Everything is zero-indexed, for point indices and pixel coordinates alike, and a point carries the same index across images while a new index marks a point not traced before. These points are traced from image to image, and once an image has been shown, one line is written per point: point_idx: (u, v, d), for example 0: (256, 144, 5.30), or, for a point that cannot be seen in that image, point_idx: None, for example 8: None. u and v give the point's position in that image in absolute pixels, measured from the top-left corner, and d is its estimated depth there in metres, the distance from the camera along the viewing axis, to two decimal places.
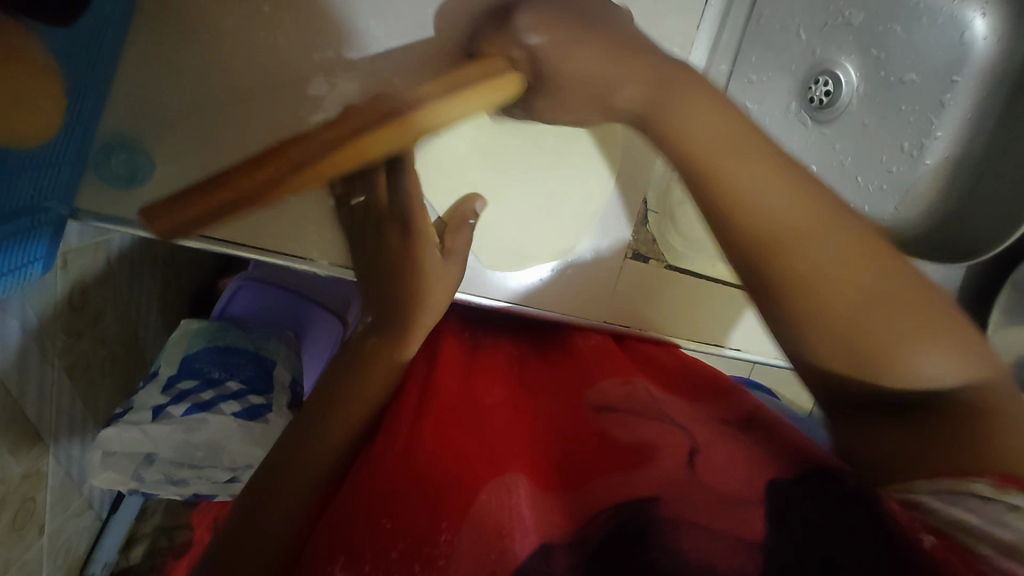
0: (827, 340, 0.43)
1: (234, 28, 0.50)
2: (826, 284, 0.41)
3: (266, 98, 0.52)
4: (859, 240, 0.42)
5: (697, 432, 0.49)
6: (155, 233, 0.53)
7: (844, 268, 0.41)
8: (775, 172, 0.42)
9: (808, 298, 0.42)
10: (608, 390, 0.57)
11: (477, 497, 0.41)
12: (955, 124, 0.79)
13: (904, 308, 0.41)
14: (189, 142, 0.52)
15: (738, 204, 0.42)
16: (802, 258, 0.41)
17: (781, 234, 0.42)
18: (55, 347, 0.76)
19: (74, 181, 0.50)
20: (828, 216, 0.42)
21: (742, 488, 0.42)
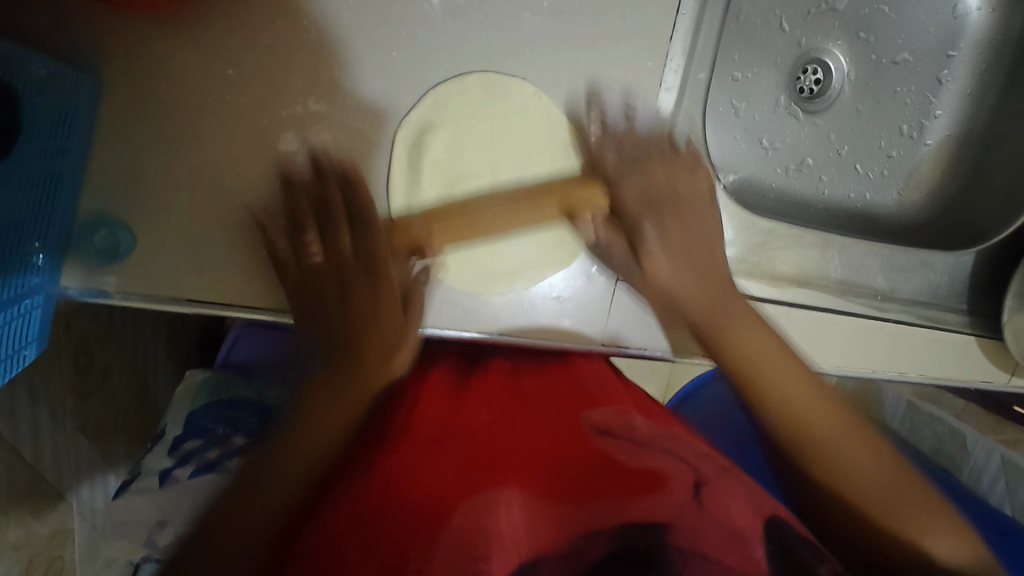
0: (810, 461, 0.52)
1: (200, 90, 0.50)
2: (796, 419, 0.52)
3: (239, 158, 0.51)
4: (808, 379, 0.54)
5: (697, 466, 0.51)
6: (148, 304, 0.53)
7: (819, 420, 0.52)
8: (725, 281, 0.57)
9: (803, 431, 0.52)
10: (609, 412, 0.60)
11: (454, 521, 0.41)
12: (955, 101, 0.76)
13: (848, 436, 0.52)
14: (163, 209, 0.51)
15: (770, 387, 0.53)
16: (795, 403, 0.53)
17: (815, 414, 0.53)
18: (67, 409, 0.77)
19: (58, 263, 0.50)
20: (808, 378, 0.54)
21: (745, 524, 0.44)
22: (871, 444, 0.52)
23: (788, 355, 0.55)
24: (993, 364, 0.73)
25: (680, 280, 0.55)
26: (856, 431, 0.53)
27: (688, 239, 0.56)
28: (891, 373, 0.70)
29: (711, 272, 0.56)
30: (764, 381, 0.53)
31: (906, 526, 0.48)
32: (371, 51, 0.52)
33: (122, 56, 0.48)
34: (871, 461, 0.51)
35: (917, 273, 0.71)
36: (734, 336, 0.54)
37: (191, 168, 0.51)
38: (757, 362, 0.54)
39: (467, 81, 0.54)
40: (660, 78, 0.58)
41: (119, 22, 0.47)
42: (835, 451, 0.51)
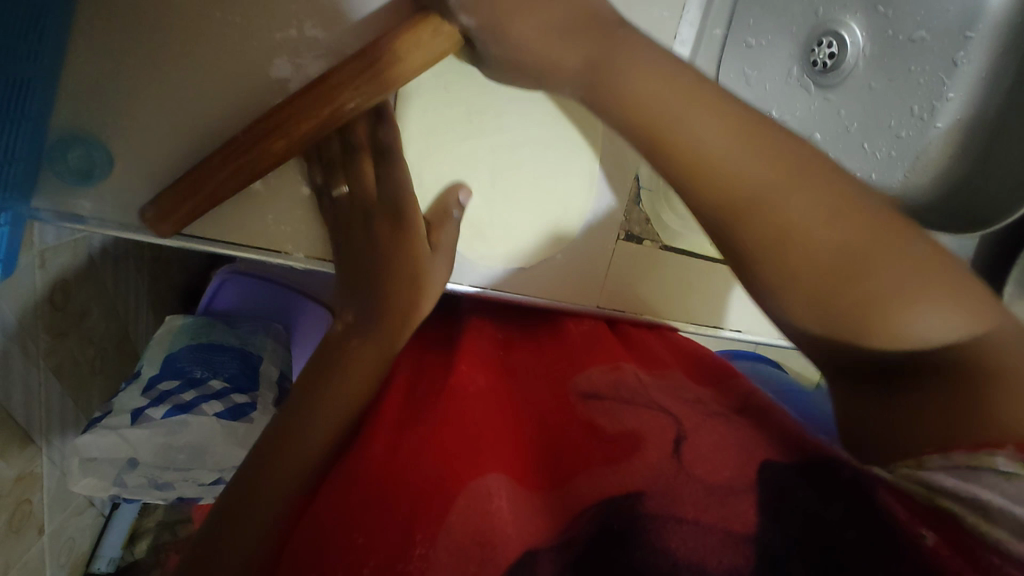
0: (759, 222, 0.39)
1: (191, 7, 0.47)
2: (717, 173, 0.40)
3: (228, 80, 0.49)
4: (843, 187, 0.39)
5: (679, 415, 0.44)
6: (124, 233, 0.51)
7: (815, 222, 0.38)
8: (717, 113, 0.40)
9: (702, 182, 0.40)
10: (596, 376, 0.54)
11: (457, 505, 0.36)
12: (969, 83, 0.75)
13: (883, 254, 0.37)
14: (143, 133, 0.48)
15: (722, 177, 0.39)
16: (782, 210, 0.38)
17: (769, 182, 0.39)
18: (40, 347, 0.75)
19: (28, 180, 0.47)
20: (804, 172, 0.39)
21: (733, 474, 0.37)
22: (912, 255, 0.37)
23: (745, 121, 0.40)
24: None
25: (698, 126, 0.40)
26: (877, 225, 0.38)
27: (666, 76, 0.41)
28: None
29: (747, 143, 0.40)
30: (790, 225, 0.38)
31: (881, 318, 0.37)
32: None
33: None
34: (849, 224, 0.38)
35: None
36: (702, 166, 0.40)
37: (182, 88, 0.48)
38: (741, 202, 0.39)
39: None
40: (674, 29, 0.55)
41: None
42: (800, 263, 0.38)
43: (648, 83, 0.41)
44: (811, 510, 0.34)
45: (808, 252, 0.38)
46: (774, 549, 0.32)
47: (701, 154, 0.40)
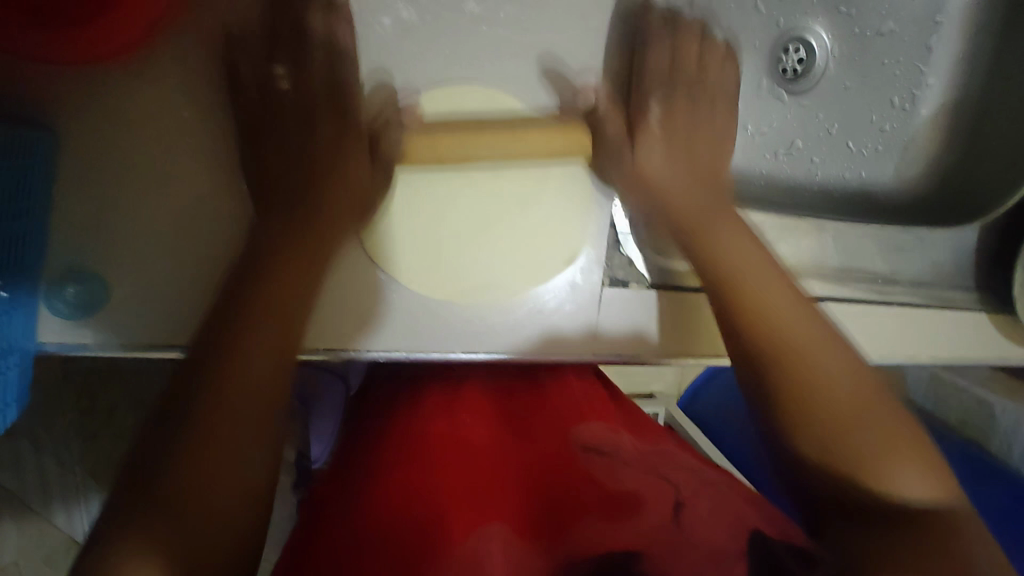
0: (801, 372, 0.51)
1: (157, 137, 0.49)
2: (803, 367, 0.51)
3: (200, 199, 0.51)
4: (806, 312, 0.55)
5: (679, 482, 0.51)
6: (127, 352, 0.52)
7: (836, 387, 0.50)
8: (736, 239, 0.58)
9: (791, 371, 0.51)
10: (597, 431, 0.61)
11: (445, 540, 0.43)
12: (946, 67, 0.73)
13: (915, 453, 0.47)
14: (127, 260, 0.51)
15: (804, 368, 0.51)
16: (807, 372, 0.51)
17: (797, 338, 0.52)
18: (72, 454, 0.78)
19: (30, 320, 0.50)
20: (782, 292, 0.55)
21: (727, 542, 0.44)
22: (894, 428, 0.48)
23: (761, 261, 0.57)
24: (1008, 340, 0.69)
25: (710, 241, 0.57)
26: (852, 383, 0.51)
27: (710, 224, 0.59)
28: (905, 358, 0.67)
29: (700, 322, 0.62)
30: (815, 376, 0.50)
31: (873, 464, 0.46)
32: None
33: (75, 105, 0.48)
34: (817, 342, 0.52)
35: (915, 253, 0.67)
36: (754, 296, 0.55)
37: (158, 212, 0.50)
38: (813, 388, 0.50)
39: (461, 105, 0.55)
40: None
41: (73, 69, 0.47)
42: (861, 443, 0.47)
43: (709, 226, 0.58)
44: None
45: (824, 385, 0.50)
46: None
47: (716, 259, 0.56)
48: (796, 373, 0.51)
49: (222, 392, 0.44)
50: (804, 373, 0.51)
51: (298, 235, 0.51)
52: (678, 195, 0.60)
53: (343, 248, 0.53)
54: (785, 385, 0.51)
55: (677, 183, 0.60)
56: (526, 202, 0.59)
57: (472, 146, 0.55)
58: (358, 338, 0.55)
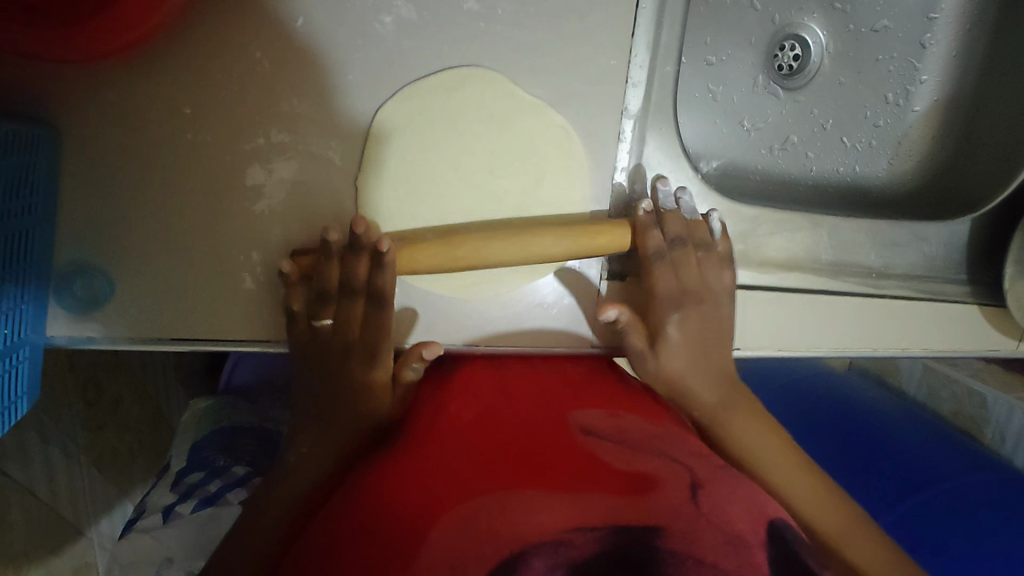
0: (749, 442, 0.57)
1: (159, 133, 0.50)
2: (731, 434, 0.58)
3: (204, 194, 0.52)
4: (742, 389, 0.61)
5: (693, 462, 0.53)
6: (134, 345, 0.54)
7: (764, 449, 0.57)
8: (715, 380, 0.60)
9: (728, 441, 0.58)
10: (600, 415, 0.58)
11: (443, 527, 0.43)
12: (941, 63, 0.74)
13: (835, 517, 0.54)
14: (133, 255, 0.52)
15: (733, 425, 0.58)
16: (739, 438, 0.58)
17: (753, 448, 0.57)
18: (78, 446, 0.80)
19: (40, 314, 0.51)
20: (723, 379, 0.60)
21: (746, 527, 0.46)
22: (812, 482, 0.56)
23: (715, 363, 0.60)
24: (998, 333, 0.71)
25: (690, 376, 0.59)
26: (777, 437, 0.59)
27: (703, 332, 0.59)
28: (894, 350, 0.69)
29: (713, 368, 0.60)
30: (746, 442, 0.57)
31: (797, 507, 0.54)
32: (324, 75, 0.51)
33: (77, 104, 0.48)
34: (747, 417, 0.59)
35: (911, 248, 0.67)
36: (692, 383, 0.59)
37: (163, 209, 0.51)
38: (749, 446, 0.57)
39: (455, 95, 0.53)
40: (624, 74, 0.56)
41: (73, 67, 0.47)
42: (791, 492, 0.55)
43: (687, 329, 0.59)
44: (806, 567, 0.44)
45: (737, 443, 0.57)
46: None
47: (674, 382, 0.59)
48: (734, 430, 0.58)
49: (291, 469, 0.52)
50: (732, 436, 0.58)
51: (339, 347, 0.54)
52: (683, 372, 0.59)
53: (341, 305, 0.54)
54: (722, 436, 0.58)
55: (693, 367, 0.59)
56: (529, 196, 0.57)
57: (473, 144, 0.55)
58: None
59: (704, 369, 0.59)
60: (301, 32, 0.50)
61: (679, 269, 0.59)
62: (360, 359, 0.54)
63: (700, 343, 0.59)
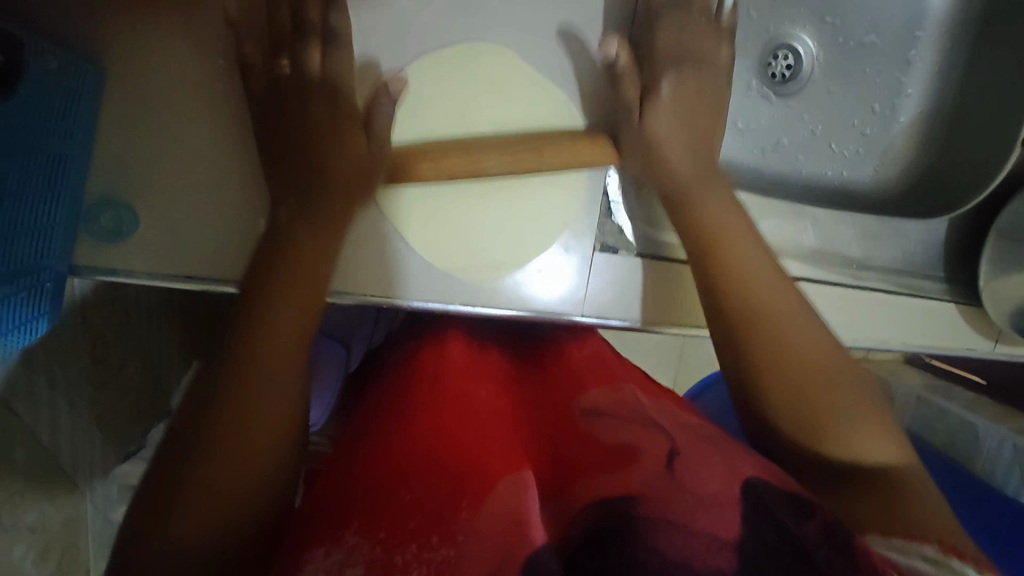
0: (770, 356, 0.51)
1: (196, 82, 0.54)
2: (741, 291, 0.54)
3: (231, 142, 0.56)
4: (773, 276, 0.55)
5: (677, 439, 0.52)
6: (152, 280, 0.57)
7: (770, 302, 0.53)
8: (720, 207, 0.58)
9: (732, 296, 0.54)
10: (598, 396, 0.62)
11: (488, 490, 0.42)
12: (924, 79, 0.79)
13: (844, 388, 0.50)
14: (161, 194, 0.56)
15: (719, 228, 0.57)
16: (749, 283, 0.54)
17: (734, 240, 0.56)
18: (83, 397, 0.82)
19: (70, 241, 0.55)
20: (730, 217, 0.58)
21: (719, 489, 0.44)
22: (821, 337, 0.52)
23: (726, 200, 0.59)
24: (975, 332, 0.74)
25: (674, 160, 0.60)
26: (788, 293, 0.55)
27: (688, 120, 0.60)
28: (874, 342, 0.71)
29: (717, 210, 0.58)
30: (779, 328, 0.52)
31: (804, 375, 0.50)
32: (351, 42, 0.56)
33: (121, 48, 0.53)
34: (750, 240, 0.57)
35: (891, 241, 0.71)
36: (704, 215, 0.58)
37: (192, 152, 0.56)
38: (760, 296, 0.53)
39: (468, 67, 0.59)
40: (625, 60, 0.61)
41: (124, 13, 0.52)
42: (792, 328, 0.52)
43: (681, 162, 0.60)
44: (784, 524, 0.41)
45: (721, 228, 0.57)
46: (745, 547, 0.39)
47: (669, 171, 0.60)
48: (726, 275, 0.55)
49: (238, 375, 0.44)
50: (730, 248, 0.56)
51: (321, 171, 0.54)
52: (671, 140, 0.60)
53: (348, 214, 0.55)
54: (711, 263, 0.56)
55: (679, 141, 0.60)
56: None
57: (479, 110, 0.60)
58: (372, 282, 0.61)
59: (695, 145, 0.61)
60: None
61: (680, 110, 0.60)
62: (343, 170, 0.54)
63: (691, 117, 0.61)
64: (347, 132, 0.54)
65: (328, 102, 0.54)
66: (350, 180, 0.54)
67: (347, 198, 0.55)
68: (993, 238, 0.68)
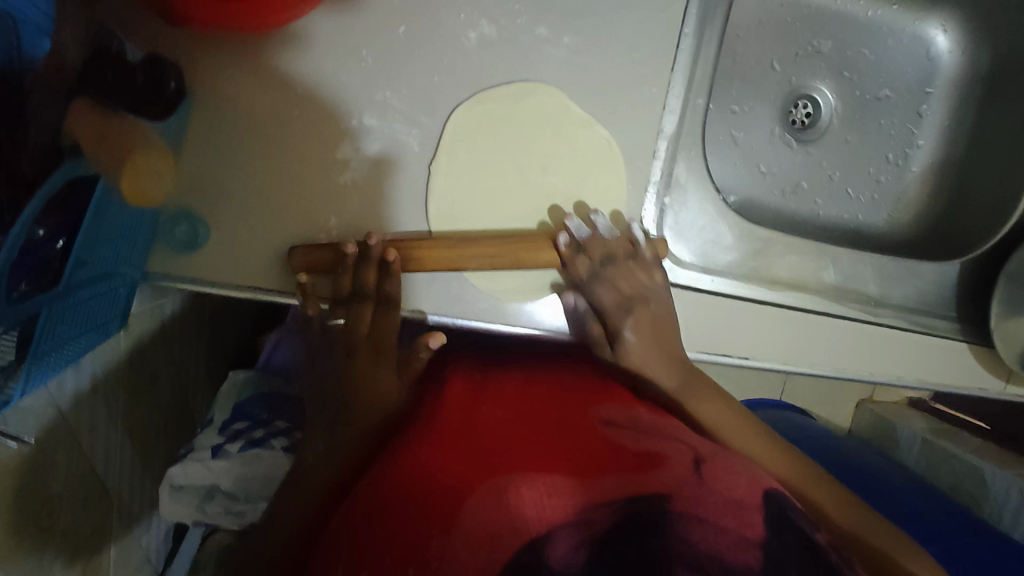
0: (734, 443, 0.66)
1: (272, 107, 0.59)
2: (705, 430, 0.66)
3: (297, 163, 0.60)
4: (717, 394, 0.68)
5: (698, 445, 0.59)
6: (218, 289, 0.61)
7: (721, 430, 0.66)
8: (687, 389, 0.67)
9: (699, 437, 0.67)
10: (615, 411, 0.65)
11: (478, 502, 0.50)
12: (935, 131, 0.84)
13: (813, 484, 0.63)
14: (234, 208, 0.60)
15: (688, 404, 0.67)
16: (698, 415, 0.67)
17: (708, 419, 0.66)
18: (119, 403, 0.84)
19: (146, 249, 0.58)
20: (693, 376, 0.67)
21: (744, 492, 0.51)
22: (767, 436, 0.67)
23: (692, 376, 0.67)
24: (986, 371, 0.77)
25: (650, 368, 0.65)
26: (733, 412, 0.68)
27: (655, 326, 0.64)
28: (889, 376, 0.75)
29: (670, 354, 0.65)
30: (718, 435, 0.66)
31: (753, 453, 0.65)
32: (415, 76, 0.61)
33: (206, 75, 0.58)
34: (702, 399, 0.67)
35: (906, 281, 0.75)
36: (688, 404, 0.67)
37: (263, 170, 0.60)
38: (716, 434, 0.66)
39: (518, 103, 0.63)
40: (663, 101, 0.66)
41: (214, 43, 0.57)
42: (741, 443, 0.65)
43: (641, 324, 0.64)
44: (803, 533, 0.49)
45: (696, 422, 0.66)
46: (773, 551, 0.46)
47: (640, 367, 0.65)
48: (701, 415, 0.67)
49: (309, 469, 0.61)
50: (699, 417, 0.67)
51: (347, 347, 0.61)
52: (655, 369, 0.65)
53: (383, 369, 0.61)
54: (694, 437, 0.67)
55: (658, 367, 0.65)
56: (568, 194, 0.66)
57: (529, 144, 0.65)
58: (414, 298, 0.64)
59: (670, 347, 0.65)
60: (400, 38, 0.60)
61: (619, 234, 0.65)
62: (371, 351, 0.61)
63: (622, 285, 0.64)
64: (370, 294, 0.60)
65: (345, 277, 0.60)
66: (371, 335, 0.61)
67: (378, 355, 0.61)
68: (1002, 281, 0.72)
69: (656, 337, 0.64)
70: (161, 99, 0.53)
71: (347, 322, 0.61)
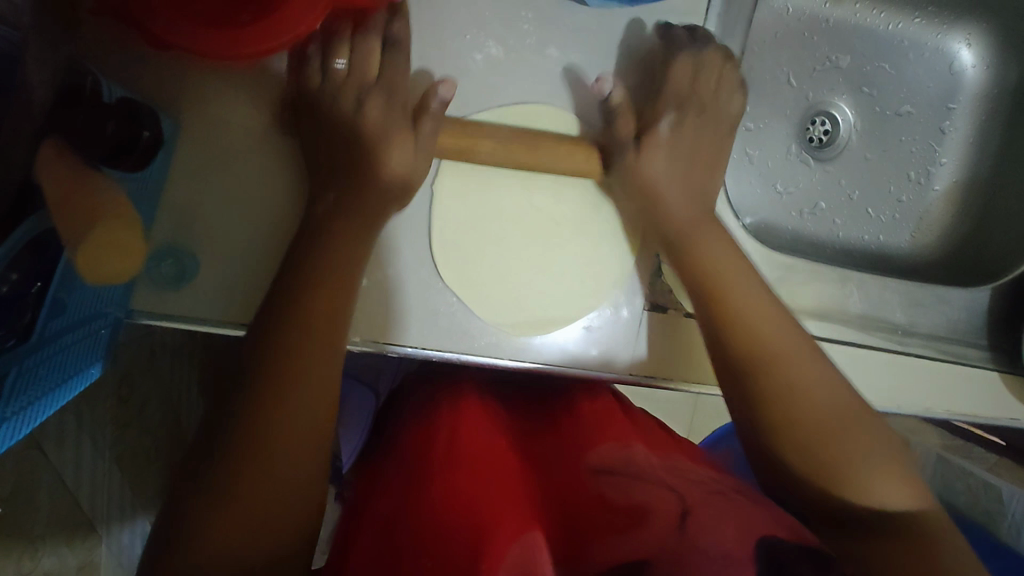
0: (804, 414, 0.52)
1: (268, 134, 0.55)
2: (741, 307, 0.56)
3: (292, 192, 0.56)
4: (773, 312, 0.57)
5: (683, 490, 0.52)
6: (208, 327, 0.56)
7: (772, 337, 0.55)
8: (736, 269, 0.58)
9: (759, 370, 0.54)
10: (607, 454, 0.60)
11: (508, 542, 0.45)
12: (959, 148, 0.81)
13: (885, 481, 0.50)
14: (224, 240, 0.56)
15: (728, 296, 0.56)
16: (757, 347, 0.55)
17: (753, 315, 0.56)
18: (105, 437, 0.79)
19: (129, 286, 0.54)
20: (738, 268, 0.58)
21: (754, 535, 0.45)
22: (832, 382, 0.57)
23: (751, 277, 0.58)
24: (1020, 403, 0.72)
25: (678, 206, 0.59)
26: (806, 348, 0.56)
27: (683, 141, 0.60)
28: (919, 408, 0.70)
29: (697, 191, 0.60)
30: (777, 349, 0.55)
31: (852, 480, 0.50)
32: (421, 101, 0.57)
33: (194, 101, 0.54)
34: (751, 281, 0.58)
35: (932, 308, 0.72)
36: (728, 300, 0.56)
37: (256, 200, 0.56)
38: (775, 354, 0.54)
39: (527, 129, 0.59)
40: None
41: (208, 67, 0.54)
42: (802, 376, 0.54)
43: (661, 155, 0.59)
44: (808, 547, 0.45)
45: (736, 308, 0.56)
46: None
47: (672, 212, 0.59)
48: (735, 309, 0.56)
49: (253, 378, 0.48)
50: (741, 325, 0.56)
51: (349, 182, 0.53)
52: (666, 169, 0.59)
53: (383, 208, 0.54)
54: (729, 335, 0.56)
55: (683, 197, 0.60)
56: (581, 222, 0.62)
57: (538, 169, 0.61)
58: (418, 334, 0.60)
59: (691, 172, 0.61)
60: (406, 61, 0.57)
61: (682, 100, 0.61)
62: (364, 193, 0.54)
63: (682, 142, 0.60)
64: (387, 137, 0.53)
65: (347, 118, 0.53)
66: (369, 181, 0.53)
67: (372, 213, 0.54)
68: None
69: (698, 230, 0.59)
70: (128, 153, 0.51)
71: (336, 198, 0.53)
